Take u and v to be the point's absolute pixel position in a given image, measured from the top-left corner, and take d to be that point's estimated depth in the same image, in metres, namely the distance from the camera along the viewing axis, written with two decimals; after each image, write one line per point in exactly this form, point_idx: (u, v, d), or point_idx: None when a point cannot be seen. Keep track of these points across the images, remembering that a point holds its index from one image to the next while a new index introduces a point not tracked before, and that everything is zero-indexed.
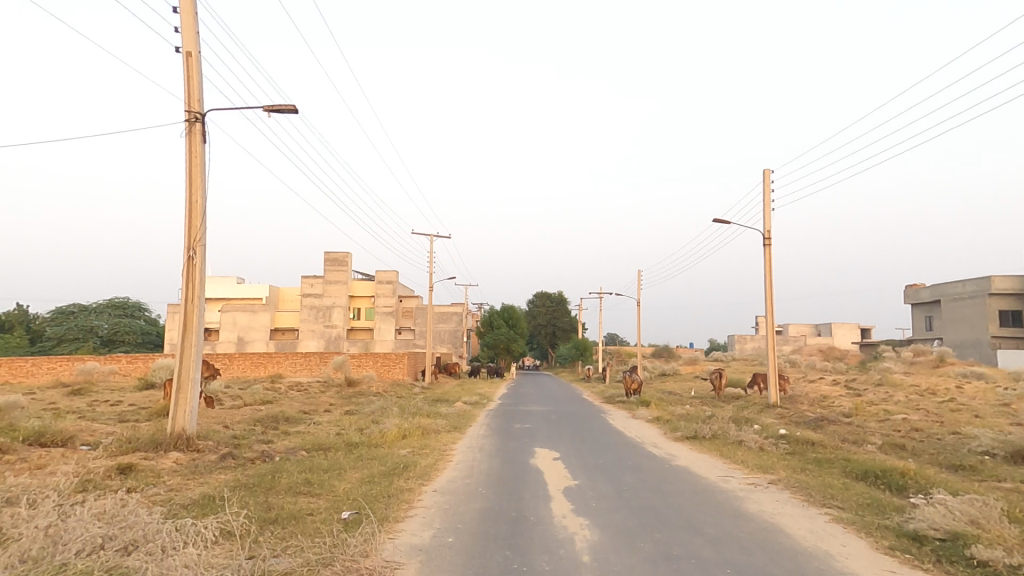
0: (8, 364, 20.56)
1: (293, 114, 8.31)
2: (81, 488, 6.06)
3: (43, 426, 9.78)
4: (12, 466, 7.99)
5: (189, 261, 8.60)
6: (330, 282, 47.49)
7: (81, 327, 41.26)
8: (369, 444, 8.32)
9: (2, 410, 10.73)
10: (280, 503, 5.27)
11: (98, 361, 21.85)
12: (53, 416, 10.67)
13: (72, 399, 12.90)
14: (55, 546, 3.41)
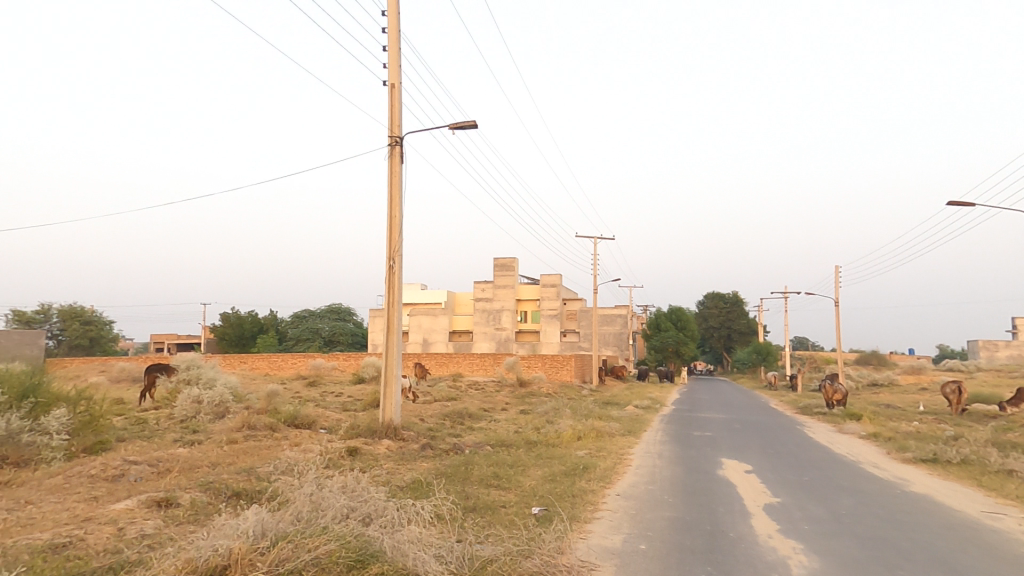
0: (266, 359, 25.88)
1: (474, 129, 9.05)
2: (326, 465, 7.55)
3: (295, 411, 12.30)
4: (281, 444, 10.61)
5: (390, 270, 9.91)
6: (498, 286, 50.56)
7: (310, 329, 50.19)
8: (547, 443, 8.61)
9: (268, 396, 13.64)
10: (475, 493, 5.73)
11: (324, 357, 26.29)
12: (300, 402, 13.21)
13: (309, 388, 15.75)
14: (317, 511, 4.20)
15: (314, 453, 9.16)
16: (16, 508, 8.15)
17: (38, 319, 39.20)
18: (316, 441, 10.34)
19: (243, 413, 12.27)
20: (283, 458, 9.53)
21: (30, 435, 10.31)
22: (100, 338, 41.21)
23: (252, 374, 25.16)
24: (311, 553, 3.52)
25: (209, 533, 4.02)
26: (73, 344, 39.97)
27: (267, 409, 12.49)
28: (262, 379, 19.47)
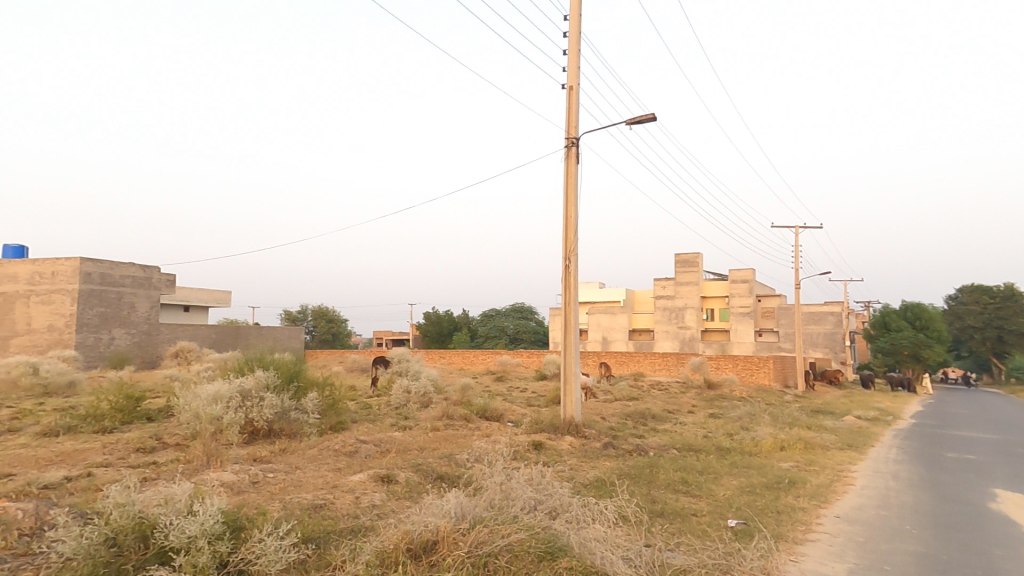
0: (460, 354, 28.68)
1: (654, 120, 8.73)
2: (513, 457, 8.05)
3: (485, 404, 13.32)
4: (474, 433, 11.57)
5: (566, 269, 10.11)
6: (680, 283, 47.93)
7: (498, 327, 54.26)
8: (743, 451, 7.78)
9: (463, 388, 15.06)
10: (662, 497, 5.45)
11: (510, 353, 28.06)
12: (489, 395, 14.28)
13: (497, 383, 16.95)
14: (507, 500, 4.71)
15: (503, 444, 9.81)
16: (290, 471, 10.67)
17: (299, 317, 49.79)
18: (504, 433, 11.03)
19: (442, 403, 13.79)
20: (476, 446, 10.41)
21: (296, 413, 13.30)
22: (339, 334, 50.61)
23: (450, 369, 28.09)
24: (504, 539, 3.98)
25: (420, 511, 4.69)
26: (322, 339, 49.82)
27: (462, 401, 13.79)
28: (458, 373, 21.66)
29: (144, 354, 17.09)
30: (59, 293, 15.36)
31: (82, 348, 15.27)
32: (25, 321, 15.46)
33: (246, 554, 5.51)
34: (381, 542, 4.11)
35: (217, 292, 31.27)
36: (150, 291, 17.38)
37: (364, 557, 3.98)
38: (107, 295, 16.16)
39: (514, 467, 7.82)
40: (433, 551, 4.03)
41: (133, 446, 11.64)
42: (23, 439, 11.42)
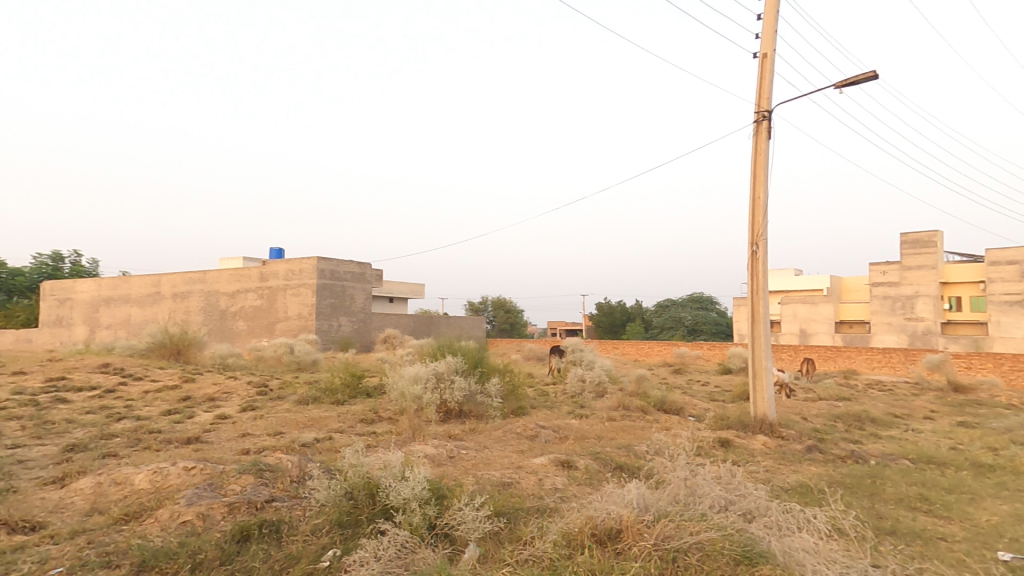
0: (634, 345, 28.16)
1: (873, 79, 7.45)
2: (697, 455, 7.72)
3: (663, 396, 12.92)
4: (653, 426, 11.31)
5: (753, 256, 9.26)
6: (908, 267, 40.08)
7: (674, 318, 52.08)
8: (1010, 471, 6.23)
9: (639, 380, 14.81)
10: (894, 514, 4.69)
11: (688, 344, 26.79)
12: (668, 388, 13.80)
13: (676, 375, 16.28)
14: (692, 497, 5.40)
15: (685, 439, 9.44)
16: (480, 449, 11.77)
17: (481, 308, 54.28)
18: (686, 428, 10.57)
19: (618, 393, 13.78)
20: (655, 439, 10.20)
21: (481, 396, 14.57)
22: (516, 323, 53.94)
23: (624, 360, 27.79)
24: (695, 536, 4.00)
25: (602, 499, 5.21)
26: (501, 328, 53.66)
27: (639, 393, 13.58)
28: (633, 364, 21.36)
29: (361, 339, 20.41)
30: (305, 287, 19.06)
31: (320, 333, 18.82)
32: (283, 310, 19.44)
33: (447, 517, 7.95)
34: (566, 523, 4.69)
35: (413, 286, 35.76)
36: (365, 285, 20.74)
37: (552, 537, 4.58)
38: (334, 288, 19.62)
39: (698, 463, 7.48)
40: (617, 536, 4.47)
41: (358, 417, 14.05)
42: (287, 404, 14.63)
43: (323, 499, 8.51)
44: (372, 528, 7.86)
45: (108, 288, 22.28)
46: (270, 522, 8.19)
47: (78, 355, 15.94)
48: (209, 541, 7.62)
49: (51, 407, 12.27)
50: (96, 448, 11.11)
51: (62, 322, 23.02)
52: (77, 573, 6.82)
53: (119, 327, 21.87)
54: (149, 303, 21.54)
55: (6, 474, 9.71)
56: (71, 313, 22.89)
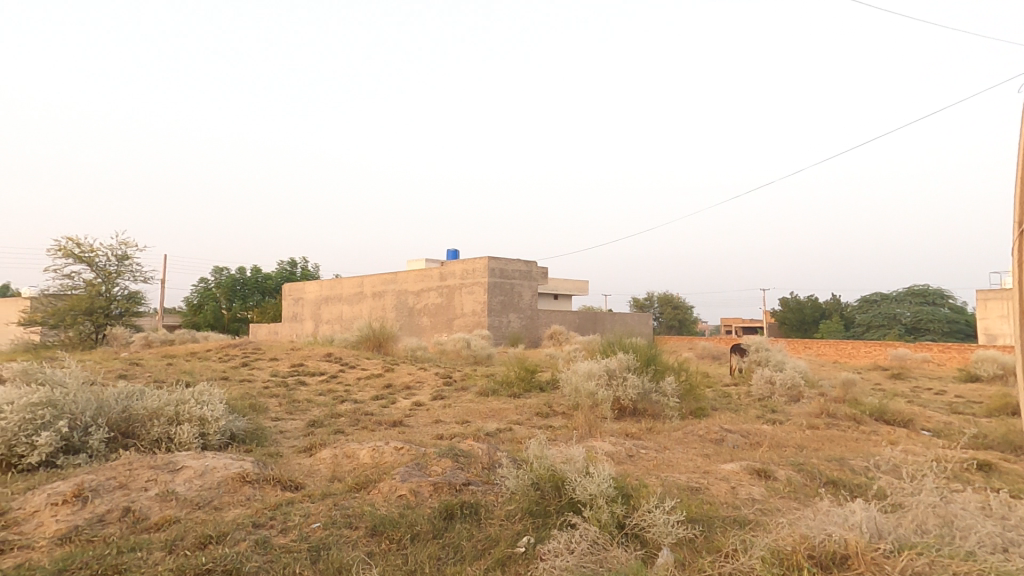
0: (835, 346, 24.95)
1: None
2: (950, 479, 6.49)
3: (883, 405, 11.18)
4: (872, 439, 9.83)
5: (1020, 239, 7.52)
6: None
7: (885, 314, 44.93)
8: None
9: (846, 385, 13.01)
10: None
11: (910, 347, 22.94)
12: (887, 395, 11.90)
13: (895, 382, 13.94)
14: (954, 533, 4.99)
15: (925, 457, 7.98)
16: (660, 450, 11.40)
17: (647, 304, 53.08)
18: (922, 444, 8.96)
19: (820, 399, 12.28)
20: (881, 456, 8.83)
21: (657, 395, 14.13)
22: (685, 320, 51.78)
23: (822, 361, 24.73)
24: None
25: (816, 516, 5.41)
26: (670, 325, 51.81)
27: (848, 400, 11.94)
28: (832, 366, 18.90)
29: (530, 335, 21.30)
30: (478, 285, 20.50)
31: (492, 328, 20.10)
32: (460, 306, 21.16)
33: (636, 518, 7.79)
34: (776, 540, 4.96)
35: (577, 284, 36.17)
36: (531, 282, 21.63)
37: (761, 552, 4.85)
38: (504, 286, 20.77)
39: (953, 488, 6.27)
40: (850, 562, 4.62)
41: (534, 411, 14.63)
42: (470, 395, 15.86)
43: (513, 486, 9.01)
44: (562, 520, 8.11)
45: (326, 289, 26.55)
46: (470, 504, 8.87)
47: (311, 344, 19.33)
48: (422, 515, 8.53)
49: (296, 388, 15.06)
50: (330, 424, 13.30)
51: (294, 317, 27.94)
52: (330, 528, 8.17)
53: (334, 322, 25.95)
54: (354, 301, 25.20)
55: (273, 441, 12.15)
56: (301, 309, 27.68)
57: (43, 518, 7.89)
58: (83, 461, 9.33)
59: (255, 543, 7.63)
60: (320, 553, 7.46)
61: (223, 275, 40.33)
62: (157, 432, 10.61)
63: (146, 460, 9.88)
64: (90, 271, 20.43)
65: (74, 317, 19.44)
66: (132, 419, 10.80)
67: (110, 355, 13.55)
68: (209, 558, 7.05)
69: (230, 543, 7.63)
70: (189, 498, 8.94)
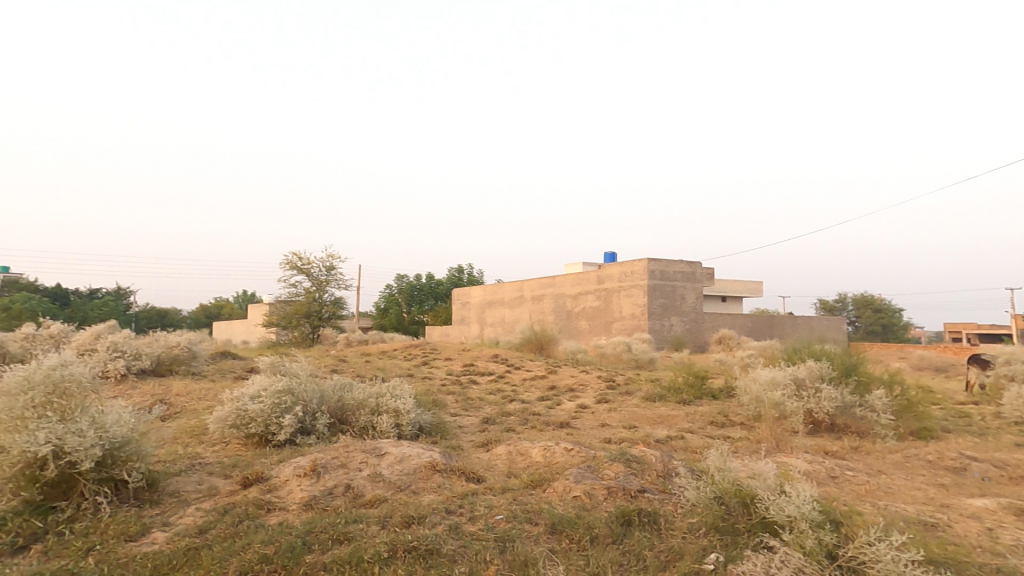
0: None
1: None
2: None
3: None
4: None
5: None
6: None
7: None
8: None
9: None
10: None
11: None
12: None
13: None
14: None
15: None
16: (874, 474, 9.78)
17: (839, 306, 46.80)
18: None
19: None
20: None
21: (862, 410, 12.23)
22: (891, 325, 44.70)
23: None
24: None
25: None
26: (870, 330, 45.03)
27: None
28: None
29: (695, 340, 20.12)
30: (638, 288, 19.95)
31: (653, 333, 19.41)
32: (618, 310, 20.84)
33: (853, 549, 6.58)
34: None
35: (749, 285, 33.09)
36: (695, 284, 20.41)
37: None
38: (664, 288, 19.93)
39: None
40: None
41: (707, 419, 13.62)
42: (635, 400, 15.40)
43: (694, 498, 8.36)
44: (756, 543, 7.33)
45: (489, 293, 28.17)
46: (649, 512, 8.46)
47: (479, 346, 20.66)
48: (600, 518, 8.35)
49: (468, 386, 16.12)
50: (501, 422, 13.85)
51: (461, 320, 30.10)
52: (513, 522, 8.43)
53: (497, 324, 27.40)
54: (515, 304, 26.33)
55: (453, 435, 13.05)
56: (467, 312, 29.74)
57: (291, 485, 9.48)
58: (313, 441, 11.09)
59: (449, 527, 8.27)
60: (506, 544, 7.66)
61: (403, 282, 45.28)
62: (363, 420, 12.15)
63: (358, 444, 11.36)
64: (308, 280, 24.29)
65: (297, 320, 23.38)
66: (345, 408, 12.51)
67: (324, 352, 15.94)
68: (414, 537, 7.27)
69: (429, 525, 8.36)
70: (393, 481, 10.05)
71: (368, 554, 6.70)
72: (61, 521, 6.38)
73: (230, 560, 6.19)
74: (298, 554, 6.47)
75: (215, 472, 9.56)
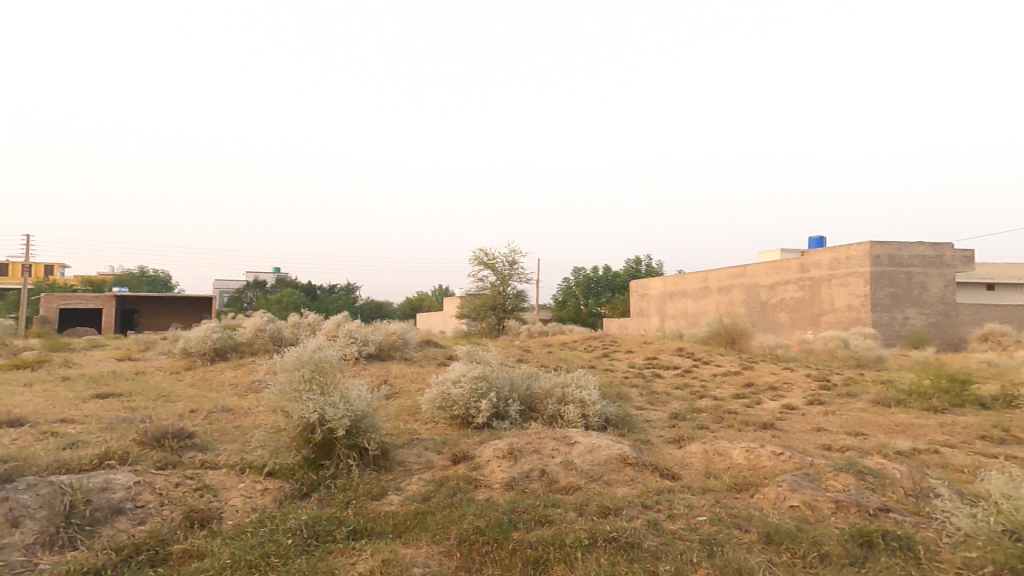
0: None
1: None
2: None
3: None
4: None
5: None
6: None
7: None
8: None
9: None
10: None
11: None
12: None
13: None
14: None
15: None
16: None
17: None
18: None
19: None
20: None
21: None
22: None
23: None
24: None
25: None
26: None
27: None
28: None
29: (942, 336, 17.16)
30: (857, 276, 17.58)
31: (879, 326, 16.84)
32: (829, 301, 18.54)
33: None
34: None
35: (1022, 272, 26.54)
36: (942, 269, 17.05)
37: None
38: (896, 277, 17.22)
39: None
40: None
41: (973, 433, 10.85)
42: (861, 404, 13.02)
43: (964, 526, 5.75)
44: None
45: (670, 284, 26.94)
46: (898, 535, 6.17)
47: (661, 339, 19.81)
48: (829, 534, 6.36)
49: (653, 380, 15.44)
50: (692, 418, 12.65)
51: (639, 312, 29.32)
52: (719, 526, 6.79)
53: (680, 317, 26.05)
54: (700, 296, 24.77)
55: (641, 429, 12.31)
56: (645, 304, 28.82)
57: (492, 466, 9.98)
58: (508, 425, 11.67)
59: (648, 523, 6.91)
60: (714, 548, 6.16)
61: (580, 274, 45.94)
62: (551, 409, 12.34)
63: (549, 431, 11.51)
64: (493, 274, 26.03)
65: (485, 311, 25.19)
66: (534, 396, 12.86)
67: (510, 342, 16.78)
68: (612, 527, 6.44)
69: (627, 518, 7.31)
70: (586, 470, 9.89)
71: (569, 538, 6.07)
72: (327, 476, 7.60)
73: (450, 526, 6.26)
74: (506, 530, 6.22)
75: (430, 447, 10.64)
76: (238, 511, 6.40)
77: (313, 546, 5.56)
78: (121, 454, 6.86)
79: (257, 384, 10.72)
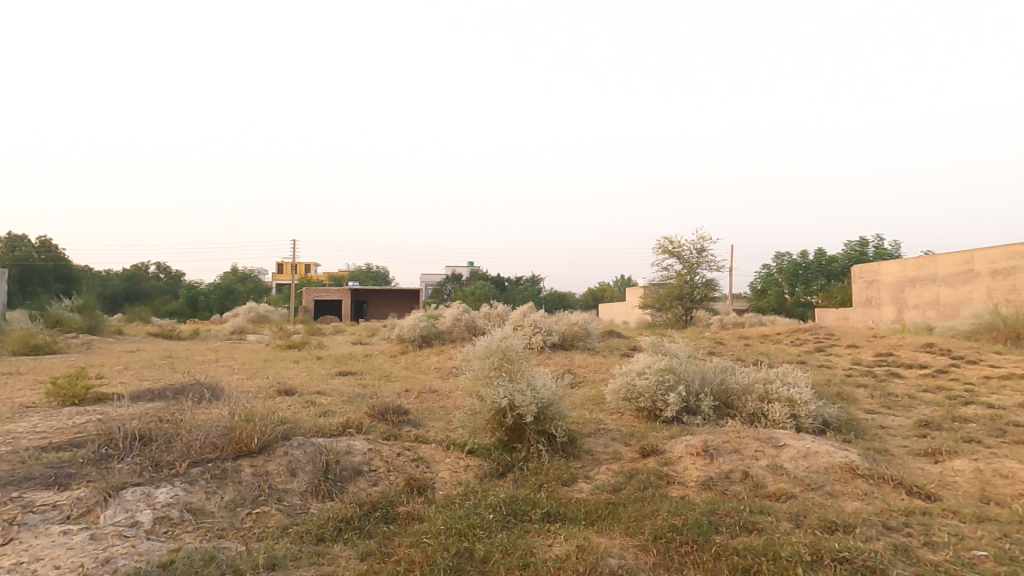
0: None
1: None
2: None
3: None
4: None
5: None
6: None
7: None
8: None
9: None
10: None
11: None
12: None
13: None
14: None
15: None
16: None
17: None
18: None
19: None
20: None
21: None
22: None
23: None
24: None
25: None
26: None
27: None
28: None
29: None
30: None
31: None
32: None
33: None
34: None
35: None
36: None
37: None
38: None
39: None
40: None
41: None
42: None
43: None
44: None
45: (912, 268, 22.21)
46: None
47: (898, 334, 16.44)
48: None
49: (889, 380, 12.76)
50: (953, 429, 10.06)
51: (865, 301, 24.79)
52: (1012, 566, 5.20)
53: (928, 307, 21.27)
54: (960, 282, 19.92)
55: (875, 436, 10.23)
56: (874, 293, 24.24)
57: (686, 462, 9.22)
58: (700, 422, 10.79)
59: (895, 546, 5.52)
60: None
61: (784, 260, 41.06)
62: (752, 406, 10.97)
63: (751, 430, 10.21)
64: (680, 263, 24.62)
65: (670, 302, 23.95)
66: (730, 392, 11.63)
67: (700, 334, 15.59)
68: (843, 545, 5.39)
69: (862, 537, 5.77)
70: (801, 477, 8.48)
71: (785, 550, 5.23)
72: (520, 458, 7.92)
73: (644, 521, 5.91)
74: (707, 532, 5.66)
75: (617, 438, 10.38)
76: (448, 482, 7.06)
77: (512, 524, 5.78)
78: (357, 424, 8.10)
79: (455, 370, 11.76)
